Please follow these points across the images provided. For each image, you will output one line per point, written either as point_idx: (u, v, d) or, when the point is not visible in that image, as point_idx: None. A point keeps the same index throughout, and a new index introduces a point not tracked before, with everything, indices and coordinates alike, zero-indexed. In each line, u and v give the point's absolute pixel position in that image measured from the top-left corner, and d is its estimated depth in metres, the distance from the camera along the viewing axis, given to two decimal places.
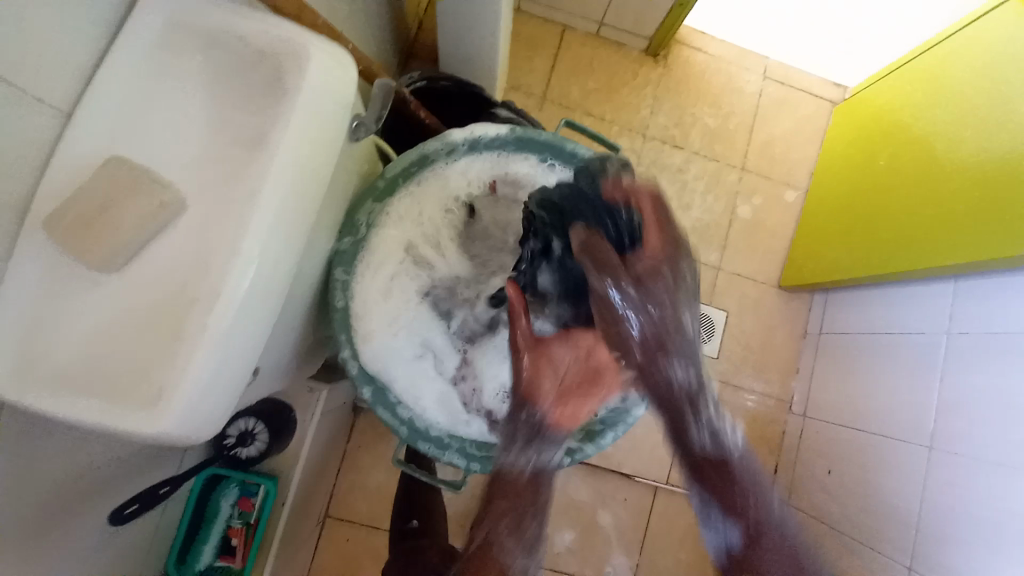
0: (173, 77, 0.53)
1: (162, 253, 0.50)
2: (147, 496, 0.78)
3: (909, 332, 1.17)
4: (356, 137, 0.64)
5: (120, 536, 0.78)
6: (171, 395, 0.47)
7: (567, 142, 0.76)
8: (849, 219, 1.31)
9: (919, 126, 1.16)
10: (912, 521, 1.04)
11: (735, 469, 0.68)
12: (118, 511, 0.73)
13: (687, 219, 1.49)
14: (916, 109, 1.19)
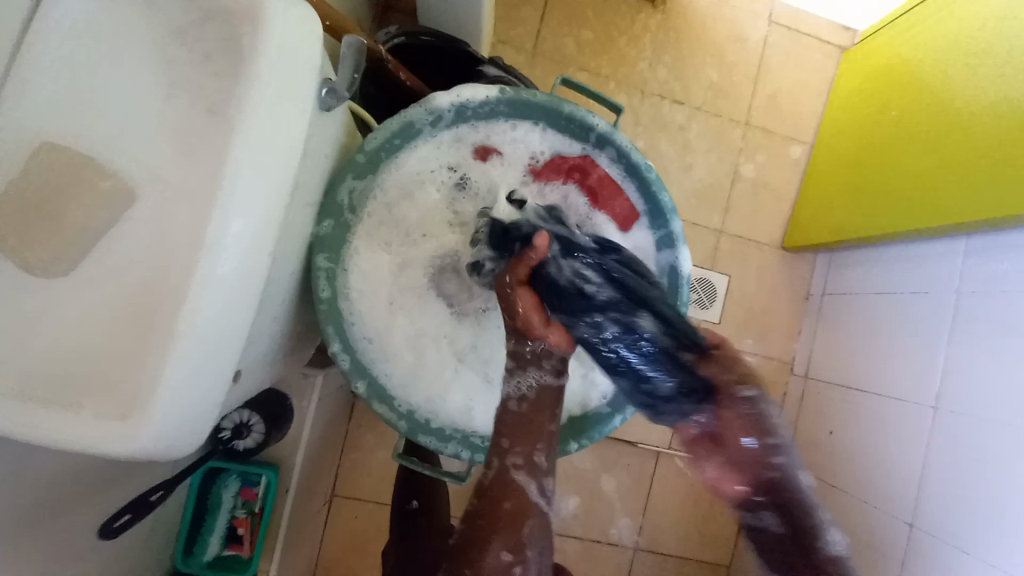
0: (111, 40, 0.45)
1: (116, 249, 0.45)
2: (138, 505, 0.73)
3: (917, 292, 1.13)
4: (328, 106, 0.56)
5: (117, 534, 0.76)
6: (143, 409, 0.43)
7: (564, 103, 0.69)
8: (856, 175, 1.24)
9: (933, 73, 1.07)
10: (915, 483, 1.03)
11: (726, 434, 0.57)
12: (106, 524, 0.69)
13: (689, 180, 1.42)
14: (930, 54, 1.09)
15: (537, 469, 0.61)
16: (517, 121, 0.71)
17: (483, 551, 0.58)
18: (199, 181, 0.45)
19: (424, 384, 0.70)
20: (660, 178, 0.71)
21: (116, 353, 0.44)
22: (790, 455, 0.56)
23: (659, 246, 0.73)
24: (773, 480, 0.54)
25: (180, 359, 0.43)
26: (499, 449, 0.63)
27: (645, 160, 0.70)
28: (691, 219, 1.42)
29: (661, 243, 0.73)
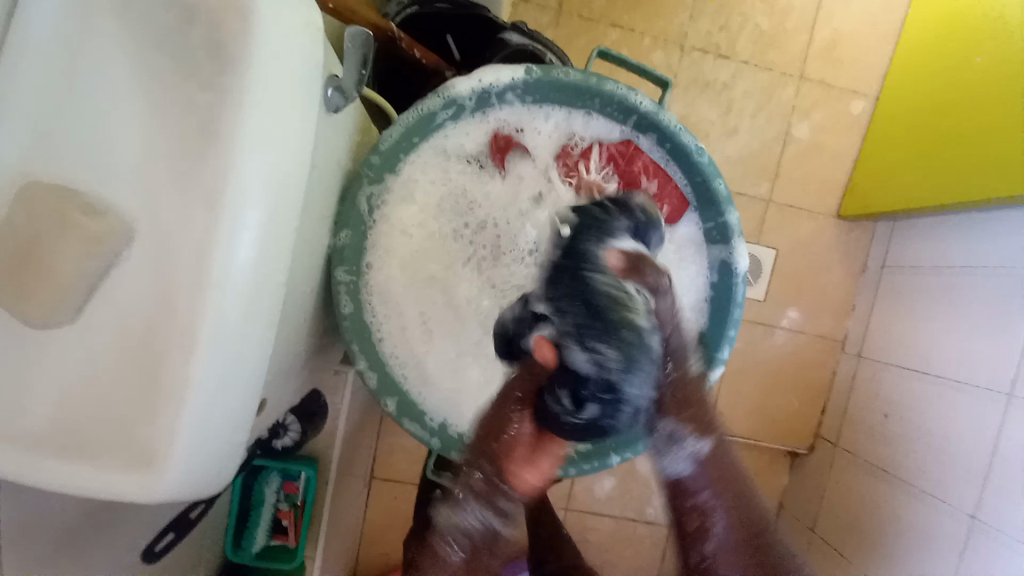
0: (95, 57, 0.41)
1: (118, 291, 0.41)
2: (181, 521, 0.73)
3: (994, 266, 1.00)
4: (334, 108, 0.50)
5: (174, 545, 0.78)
6: (163, 462, 0.40)
7: (601, 83, 0.60)
8: (924, 135, 1.10)
9: (1015, 13, 0.91)
10: (978, 471, 0.94)
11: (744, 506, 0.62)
12: (149, 548, 0.68)
13: (733, 145, 1.29)
14: None
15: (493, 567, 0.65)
16: (549, 106, 0.64)
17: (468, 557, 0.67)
18: (195, 209, 0.41)
19: (469, 405, 0.67)
20: (714, 163, 0.62)
21: (128, 398, 0.41)
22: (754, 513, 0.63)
23: (711, 240, 0.66)
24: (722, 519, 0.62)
25: (192, 405, 0.40)
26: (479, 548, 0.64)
27: (695, 142, 0.61)
28: (734, 188, 1.30)
29: (715, 236, 0.65)
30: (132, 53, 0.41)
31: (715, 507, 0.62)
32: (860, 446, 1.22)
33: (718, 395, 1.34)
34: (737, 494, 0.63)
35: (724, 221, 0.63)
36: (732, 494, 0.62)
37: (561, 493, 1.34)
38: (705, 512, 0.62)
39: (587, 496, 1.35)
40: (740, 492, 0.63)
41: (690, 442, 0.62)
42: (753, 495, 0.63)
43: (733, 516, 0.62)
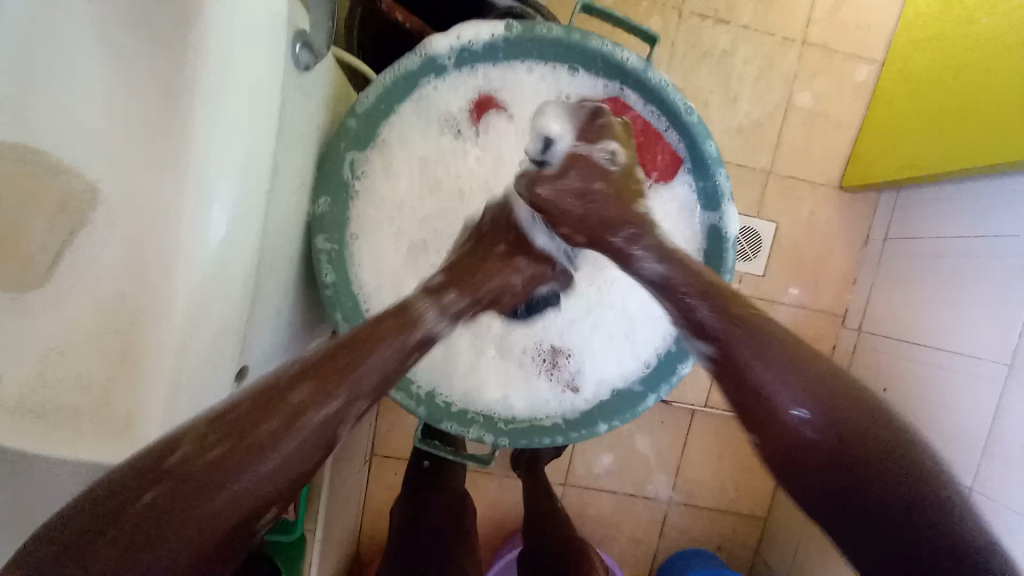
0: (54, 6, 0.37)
1: (84, 257, 0.40)
2: None
3: (1000, 234, 0.97)
4: (304, 66, 0.48)
5: None
6: (143, 424, 0.40)
7: (588, 39, 0.57)
8: (933, 99, 1.05)
9: None
10: (977, 442, 0.93)
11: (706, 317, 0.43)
12: None
13: (734, 116, 1.25)
14: None
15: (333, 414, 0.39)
16: (533, 63, 0.60)
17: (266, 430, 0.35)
18: (165, 170, 0.39)
19: (459, 375, 0.65)
20: (704, 121, 0.59)
21: (109, 366, 0.41)
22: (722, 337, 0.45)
23: (707, 244, 0.63)
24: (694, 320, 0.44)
25: (169, 369, 0.40)
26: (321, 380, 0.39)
27: (683, 100, 0.58)
28: (735, 160, 1.27)
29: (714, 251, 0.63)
30: (91, 8, 0.38)
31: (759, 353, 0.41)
32: None
33: None
34: (849, 398, 0.39)
35: (725, 227, 0.61)
36: (854, 395, 0.39)
37: (561, 467, 1.35)
38: (776, 413, 0.39)
39: (586, 471, 1.35)
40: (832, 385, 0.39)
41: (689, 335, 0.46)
42: (896, 427, 0.37)
43: (839, 434, 0.37)
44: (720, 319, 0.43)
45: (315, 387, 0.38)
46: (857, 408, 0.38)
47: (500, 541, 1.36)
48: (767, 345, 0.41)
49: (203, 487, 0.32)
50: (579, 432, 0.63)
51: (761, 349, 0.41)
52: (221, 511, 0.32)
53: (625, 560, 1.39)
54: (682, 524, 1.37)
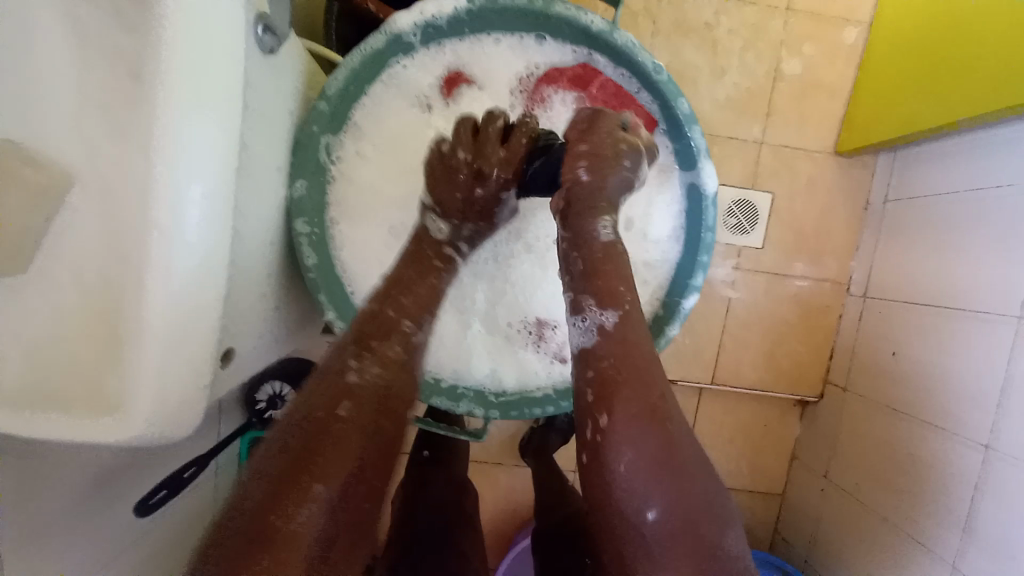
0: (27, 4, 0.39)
1: (63, 244, 0.42)
2: (174, 481, 0.74)
3: (1002, 188, 0.95)
4: (268, 49, 0.50)
5: (182, 517, 0.80)
6: (130, 402, 0.41)
7: (552, 6, 0.57)
8: (925, 54, 1.03)
9: None
10: (991, 400, 0.91)
11: (611, 388, 0.46)
12: (142, 502, 0.69)
13: (722, 89, 1.24)
14: None
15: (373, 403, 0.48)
16: (499, 35, 0.61)
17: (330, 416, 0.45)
18: (138, 157, 0.41)
19: (448, 352, 0.66)
20: (674, 80, 0.58)
21: (97, 350, 0.42)
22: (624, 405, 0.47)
23: (661, 305, 0.63)
24: (606, 373, 0.47)
25: (150, 351, 0.41)
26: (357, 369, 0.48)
27: (652, 60, 0.58)
28: (726, 133, 1.25)
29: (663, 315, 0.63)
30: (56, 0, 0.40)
31: (637, 437, 0.44)
32: (870, 387, 1.19)
33: (721, 347, 1.31)
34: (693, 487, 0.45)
35: (680, 302, 0.62)
36: (694, 489, 0.44)
37: (570, 454, 1.35)
38: (639, 511, 0.43)
39: None
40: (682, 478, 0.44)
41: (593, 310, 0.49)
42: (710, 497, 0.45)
43: (671, 514, 0.43)
44: (623, 392, 0.45)
45: (379, 337, 0.50)
46: (690, 489, 0.44)
47: (514, 531, 1.36)
48: (642, 425, 0.45)
49: (320, 448, 0.44)
50: (567, 402, 0.62)
51: (642, 432, 0.44)
52: (357, 433, 0.46)
53: None
54: None
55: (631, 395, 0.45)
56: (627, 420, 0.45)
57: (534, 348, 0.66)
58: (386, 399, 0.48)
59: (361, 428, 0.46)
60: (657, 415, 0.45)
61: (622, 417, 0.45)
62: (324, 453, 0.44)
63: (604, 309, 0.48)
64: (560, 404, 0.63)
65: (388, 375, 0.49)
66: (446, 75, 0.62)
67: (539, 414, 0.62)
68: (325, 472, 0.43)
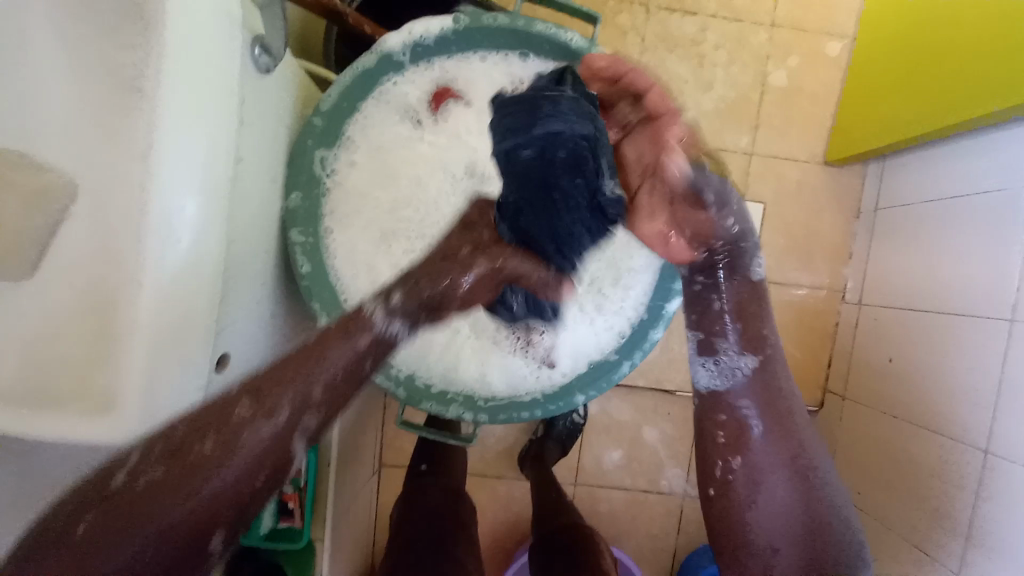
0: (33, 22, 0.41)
1: (66, 250, 0.44)
2: None
3: (988, 190, 0.97)
4: (264, 68, 0.53)
5: None
6: (124, 398, 0.42)
7: (534, 24, 0.61)
8: (906, 63, 1.06)
9: None
10: (989, 402, 0.90)
11: (744, 391, 0.52)
12: None
13: (709, 101, 1.27)
14: None
15: (209, 476, 0.39)
16: (485, 52, 0.64)
17: (139, 484, 0.38)
18: (132, 160, 0.42)
19: (438, 357, 0.67)
20: (652, 93, 0.61)
21: (91, 350, 0.44)
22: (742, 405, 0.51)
23: (633, 329, 0.66)
24: (737, 387, 0.52)
25: (144, 348, 0.43)
26: (209, 426, 0.40)
27: (628, 73, 0.61)
28: (716, 144, 1.28)
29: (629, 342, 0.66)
30: (59, 18, 0.42)
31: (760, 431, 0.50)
32: (868, 391, 1.19)
33: None
34: (818, 490, 0.48)
35: (650, 331, 0.64)
36: (817, 491, 0.48)
37: (569, 465, 1.34)
38: (772, 506, 0.48)
39: (595, 467, 1.34)
40: (814, 480, 0.49)
41: (726, 352, 0.53)
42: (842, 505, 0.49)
43: (801, 510, 0.47)
44: (756, 435, 0.50)
45: (211, 431, 0.40)
46: (819, 511, 0.47)
47: (513, 544, 1.34)
48: (770, 425, 0.50)
49: (116, 519, 0.37)
50: (553, 407, 0.64)
51: (777, 475, 0.48)
52: (173, 505, 0.38)
53: (642, 558, 1.35)
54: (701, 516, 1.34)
55: (762, 391, 0.52)
56: (762, 422, 0.50)
57: (522, 355, 0.68)
58: (225, 471, 0.40)
59: (165, 552, 0.38)
60: (792, 452, 0.49)
61: (755, 417, 0.51)
62: (122, 521, 0.37)
63: (741, 353, 0.53)
64: (547, 408, 0.65)
65: (235, 440, 0.40)
66: (433, 92, 0.66)
67: (525, 419, 0.64)
68: (116, 546, 0.36)
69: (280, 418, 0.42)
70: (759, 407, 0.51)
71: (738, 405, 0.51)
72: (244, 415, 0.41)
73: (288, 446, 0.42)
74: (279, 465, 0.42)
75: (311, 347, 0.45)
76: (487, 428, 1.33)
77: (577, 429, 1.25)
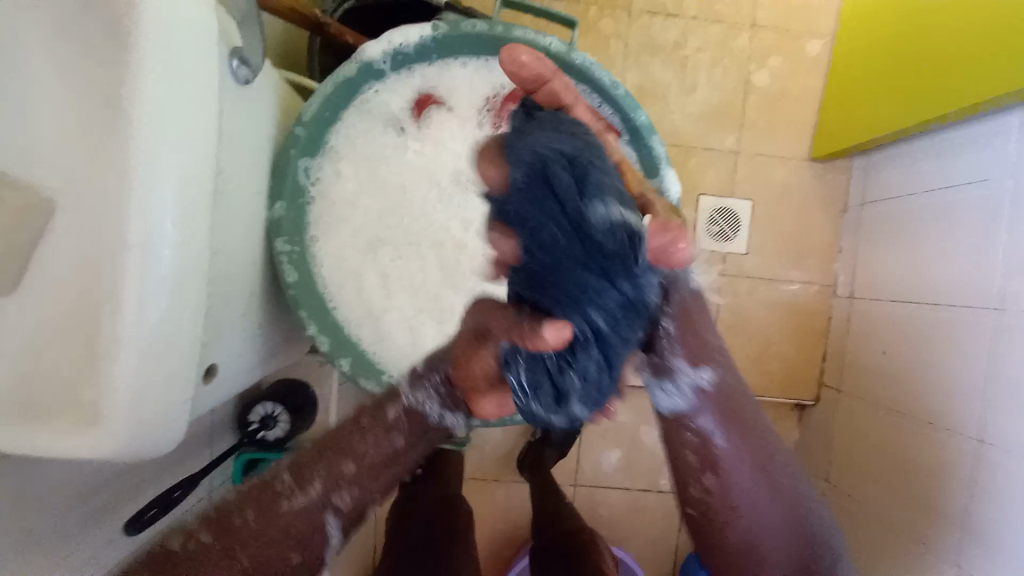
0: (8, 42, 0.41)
1: (48, 265, 0.44)
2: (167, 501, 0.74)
3: (969, 183, 0.98)
4: (243, 79, 0.54)
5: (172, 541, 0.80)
6: (109, 411, 0.43)
7: (511, 30, 0.61)
8: (886, 60, 1.07)
9: None
10: (979, 392, 0.91)
11: (716, 413, 0.50)
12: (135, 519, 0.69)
13: (693, 102, 1.28)
14: None
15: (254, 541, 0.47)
16: (465, 59, 0.65)
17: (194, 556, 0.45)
18: (113, 174, 0.43)
19: None
20: (631, 94, 0.62)
21: (74, 365, 0.44)
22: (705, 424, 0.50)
23: None
24: (706, 412, 0.50)
25: (128, 363, 0.43)
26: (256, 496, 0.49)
27: (608, 75, 0.61)
28: (703, 145, 1.29)
29: None
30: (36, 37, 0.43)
31: (734, 456, 0.49)
32: (862, 385, 1.20)
33: None
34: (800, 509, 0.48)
35: None
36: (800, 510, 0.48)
37: (568, 468, 1.34)
38: (751, 528, 0.48)
39: (593, 470, 1.34)
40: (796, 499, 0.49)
41: (684, 372, 0.51)
42: (813, 505, 0.50)
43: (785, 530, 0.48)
44: (731, 457, 0.49)
45: (258, 501, 0.49)
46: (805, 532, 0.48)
47: (514, 550, 1.34)
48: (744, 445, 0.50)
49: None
50: None
51: (743, 477, 0.48)
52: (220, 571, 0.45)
53: (644, 560, 1.35)
54: None
55: (734, 412, 0.51)
56: (737, 442, 0.50)
57: None
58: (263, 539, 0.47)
59: None
60: (768, 469, 0.49)
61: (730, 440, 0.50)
62: None
63: (695, 369, 0.51)
64: None
65: (274, 513, 0.48)
66: (415, 99, 0.67)
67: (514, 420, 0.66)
68: None
69: (313, 491, 0.49)
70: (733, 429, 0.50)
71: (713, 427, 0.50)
72: (286, 486, 0.50)
73: (320, 520, 0.49)
74: (306, 536, 0.48)
75: (344, 433, 0.52)
76: (485, 434, 1.32)
77: (574, 431, 1.24)
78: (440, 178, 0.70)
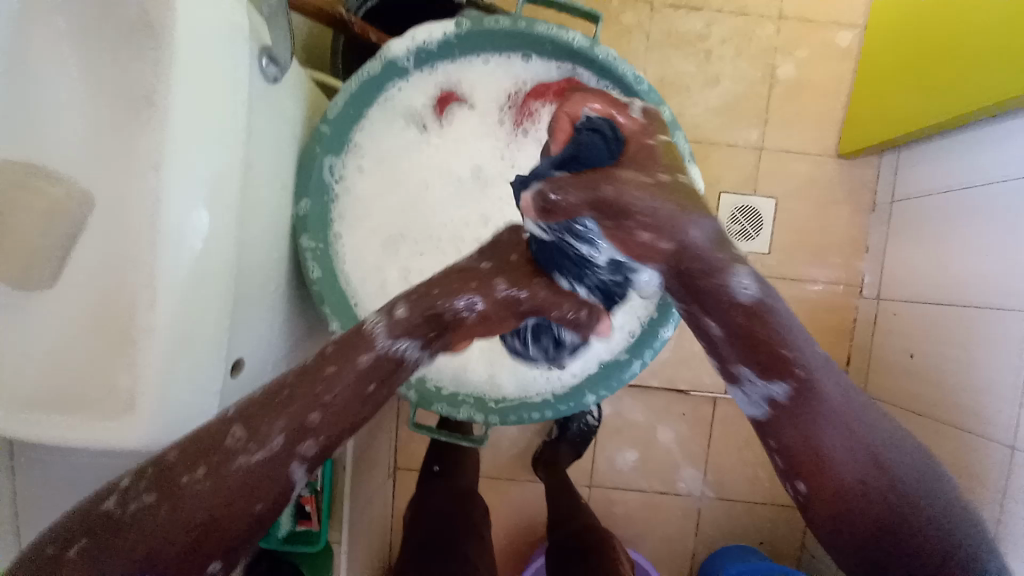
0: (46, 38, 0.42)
1: (85, 258, 0.45)
2: None
3: (1008, 179, 0.94)
4: (271, 76, 0.55)
5: None
6: (141, 399, 0.44)
7: (534, 24, 0.60)
8: (919, 50, 1.03)
9: None
10: (1017, 395, 0.87)
11: (811, 394, 0.39)
12: None
13: (715, 97, 1.26)
14: None
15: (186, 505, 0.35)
16: (488, 55, 0.65)
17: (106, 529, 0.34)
18: (145, 168, 0.44)
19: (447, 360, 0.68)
20: (657, 90, 0.60)
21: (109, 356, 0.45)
22: (809, 407, 0.38)
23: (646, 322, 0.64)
24: (795, 400, 0.39)
25: (159, 353, 0.44)
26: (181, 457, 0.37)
27: (632, 69, 0.60)
28: (725, 140, 1.27)
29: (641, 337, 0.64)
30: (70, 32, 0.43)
31: (834, 425, 0.38)
32: (889, 388, 1.16)
33: None
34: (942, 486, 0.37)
35: (660, 328, 0.62)
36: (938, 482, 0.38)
37: (584, 467, 1.33)
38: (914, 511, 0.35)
39: (609, 469, 1.33)
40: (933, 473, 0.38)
41: (748, 378, 0.41)
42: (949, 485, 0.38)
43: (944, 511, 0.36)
44: (851, 441, 0.37)
45: (196, 457, 0.37)
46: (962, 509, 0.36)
47: (528, 547, 1.34)
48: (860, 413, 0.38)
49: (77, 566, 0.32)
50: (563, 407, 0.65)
51: (877, 458, 0.36)
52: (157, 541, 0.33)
53: (659, 561, 1.33)
54: (718, 518, 1.32)
55: (826, 382, 0.39)
56: (847, 421, 0.38)
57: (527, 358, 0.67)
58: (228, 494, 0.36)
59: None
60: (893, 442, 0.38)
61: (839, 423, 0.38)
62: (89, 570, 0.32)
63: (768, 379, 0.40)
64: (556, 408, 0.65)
65: (216, 472, 0.37)
66: (438, 96, 0.67)
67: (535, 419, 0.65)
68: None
69: (272, 442, 0.39)
70: (829, 400, 0.38)
71: (806, 417, 0.38)
72: (238, 440, 0.38)
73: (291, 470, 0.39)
74: (274, 490, 0.38)
75: (304, 375, 0.43)
76: (501, 431, 1.32)
77: (590, 430, 1.24)
78: (461, 177, 0.70)
